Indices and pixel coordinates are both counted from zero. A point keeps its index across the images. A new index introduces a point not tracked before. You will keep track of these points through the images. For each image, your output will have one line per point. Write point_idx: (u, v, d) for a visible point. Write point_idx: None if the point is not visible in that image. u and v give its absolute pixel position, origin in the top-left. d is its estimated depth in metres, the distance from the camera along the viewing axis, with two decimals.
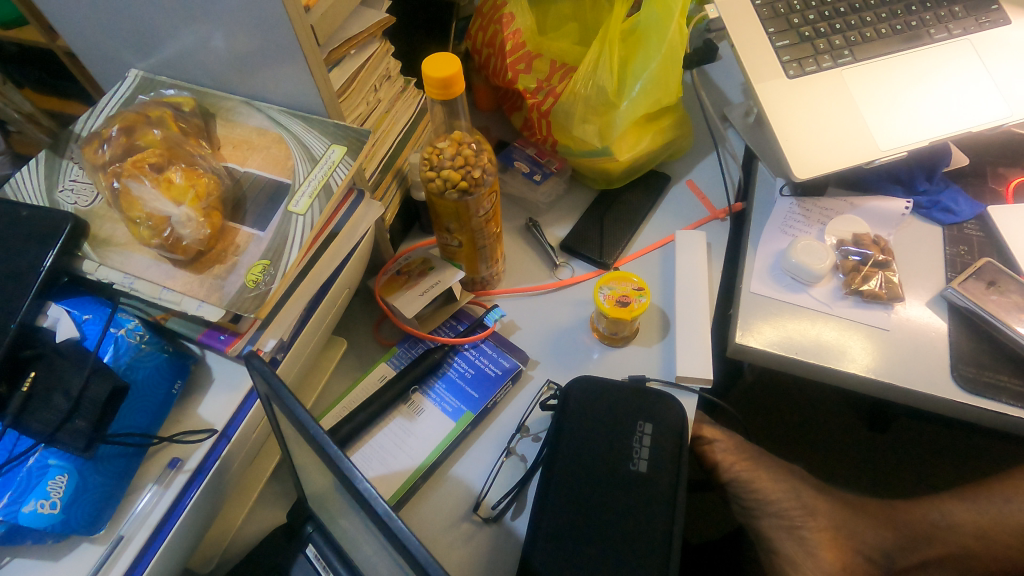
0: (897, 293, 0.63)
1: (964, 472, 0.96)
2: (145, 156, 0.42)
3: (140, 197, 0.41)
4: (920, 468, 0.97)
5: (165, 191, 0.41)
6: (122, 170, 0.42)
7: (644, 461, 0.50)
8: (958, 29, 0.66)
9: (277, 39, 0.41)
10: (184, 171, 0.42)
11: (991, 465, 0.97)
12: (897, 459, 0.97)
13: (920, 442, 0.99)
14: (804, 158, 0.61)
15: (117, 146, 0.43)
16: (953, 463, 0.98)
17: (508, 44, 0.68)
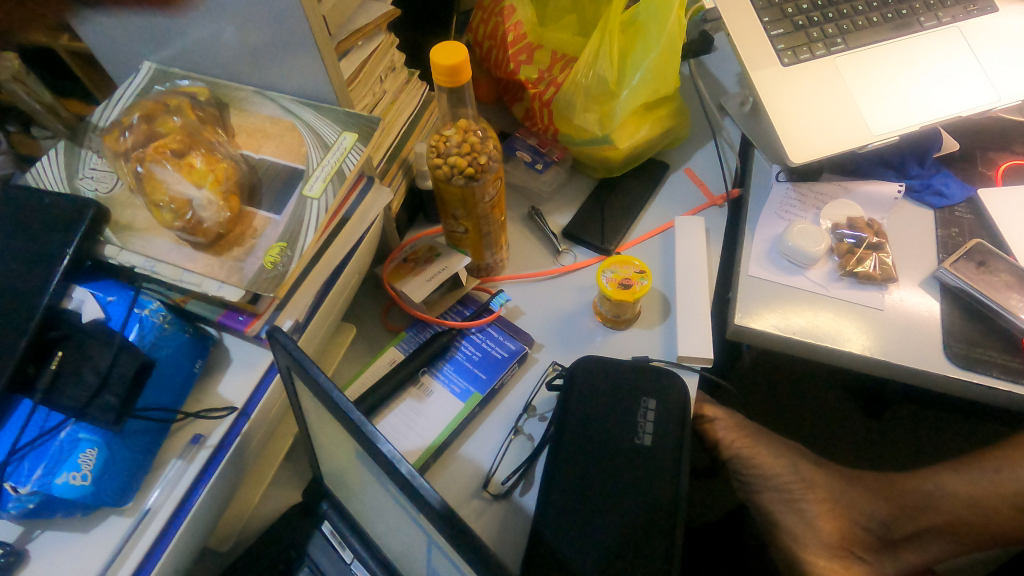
0: (891, 274, 0.65)
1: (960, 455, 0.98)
2: (166, 141, 0.43)
3: (162, 180, 0.42)
4: (917, 448, 0.98)
5: (186, 175, 0.42)
6: (144, 154, 0.43)
7: (648, 434, 0.52)
8: (947, 17, 0.68)
9: (289, 29, 0.43)
10: (205, 156, 0.43)
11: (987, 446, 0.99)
12: (894, 440, 0.99)
13: (918, 424, 1.01)
14: (799, 143, 0.63)
15: (139, 133, 0.44)
16: (950, 444, 0.99)
17: (509, 36, 0.70)
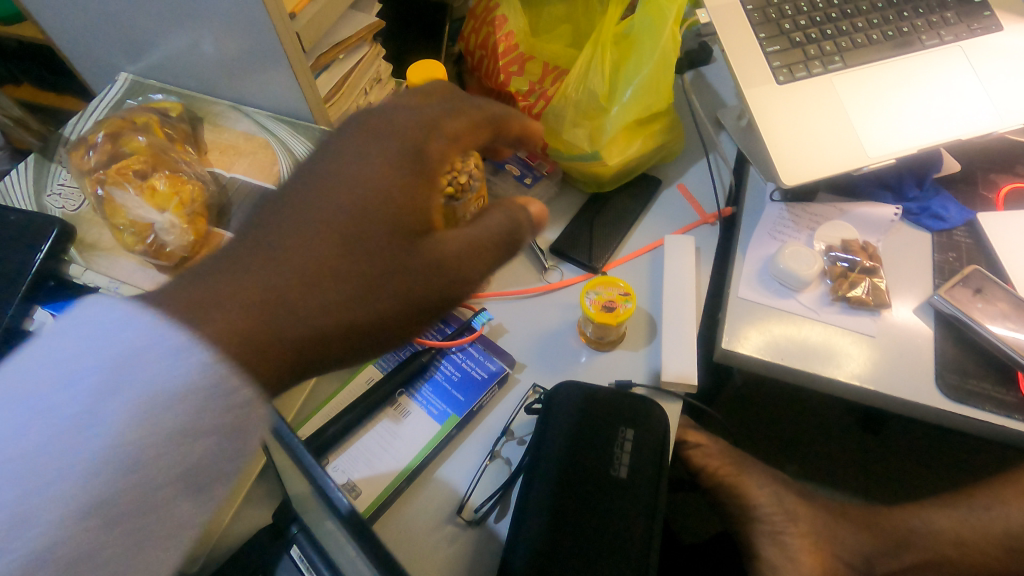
0: (883, 300, 0.63)
1: (952, 479, 0.97)
2: (128, 163, 0.41)
3: (123, 204, 0.40)
4: (909, 470, 0.98)
5: (149, 198, 0.40)
6: (106, 177, 0.40)
7: (624, 466, 0.51)
8: (950, 36, 0.66)
9: (265, 46, 0.42)
10: (168, 178, 0.41)
11: (981, 470, 0.98)
12: (886, 462, 0.98)
13: (910, 445, 1.00)
14: (792, 164, 0.61)
15: (102, 153, 0.42)
16: (942, 467, 0.98)
17: (500, 46, 0.68)
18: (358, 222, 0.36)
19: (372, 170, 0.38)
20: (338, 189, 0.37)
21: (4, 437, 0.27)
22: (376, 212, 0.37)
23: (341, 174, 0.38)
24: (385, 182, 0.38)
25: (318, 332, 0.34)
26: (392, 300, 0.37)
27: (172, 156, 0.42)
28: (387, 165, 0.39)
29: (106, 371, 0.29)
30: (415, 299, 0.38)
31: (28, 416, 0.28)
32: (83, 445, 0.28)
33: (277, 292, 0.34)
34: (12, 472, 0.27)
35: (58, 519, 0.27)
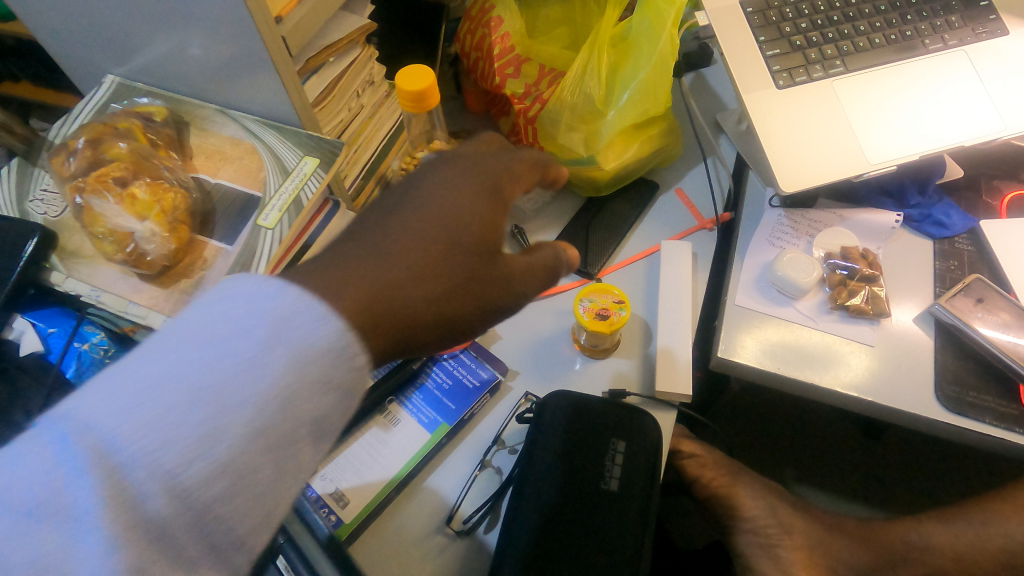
0: (883, 309, 0.62)
1: (952, 487, 0.96)
2: (108, 170, 0.40)
3: (102, 213, 0.39)
4: (907, 478, 0.97)
5: (128, 207, 0.40)
6: (85, 185, 0.40)
7: (615, 479, 0.50)
8: (954, 40, 0.65)
9: (249, 50, 0.41)
10: (149, 186, 0.40)
11: (979, 478, 0.97)
12: (882, 468, 0.98)
13: (908, 452, 0.99)
14: (791, 171, 0.60)
15: (82, 160, 0.42)
16: (941, 474, 0.98)
17: (496, 48, 0.67)
18: (458, 216, 0.36)
19: (472, 175, 0.38)
20: (443, 186, 0.37)
21: (192, 368, 0.27)
22: (469, 219, 0.36)
23: (442, 174, 0.38)
24: (479, 192, 0.37)
25: (414, 316, 0.34)
26: (471, 301, 0.37)
27: (153, 163, 0.42)
28: (481, 180, 0.38)
29: (274, 321, 0.29)
30: (486, 307, 0.38)
31: (207, 353, 0.28)
32: (247, 389, 0.28)
33: (389, 272, 0.33)
34: (196, 399, 0.27)
35: (212, 456, 0.27)
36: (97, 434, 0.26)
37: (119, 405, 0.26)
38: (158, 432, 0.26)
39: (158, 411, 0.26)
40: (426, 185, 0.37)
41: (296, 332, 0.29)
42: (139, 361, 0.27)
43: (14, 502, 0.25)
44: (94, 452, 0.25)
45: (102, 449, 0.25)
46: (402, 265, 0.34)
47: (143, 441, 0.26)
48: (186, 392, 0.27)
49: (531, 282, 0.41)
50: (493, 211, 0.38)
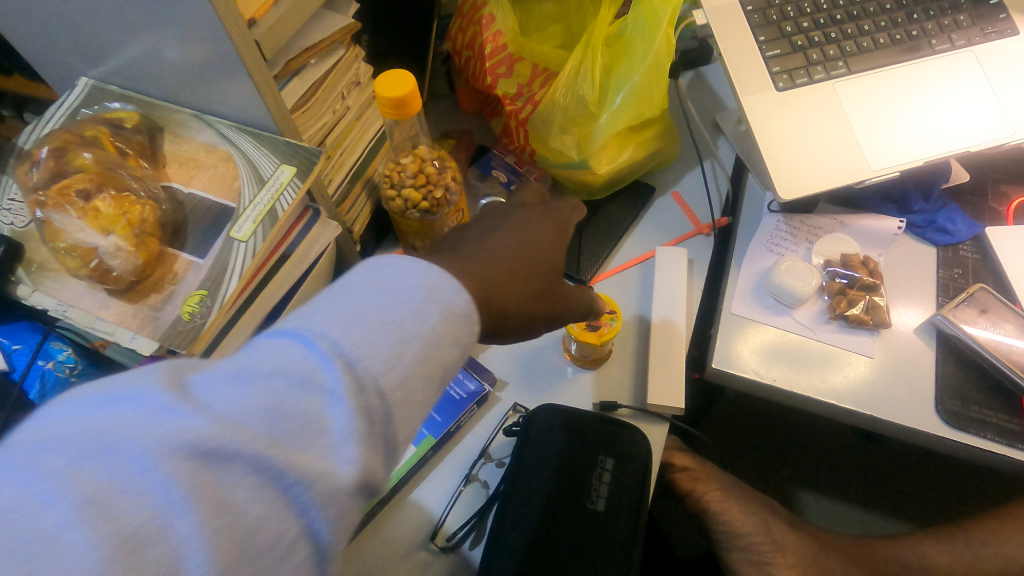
0: (882, 319, 0.61)
1: (951, 496, 0.96)
2: (71, 182, 0.39)
3: (63, 228, 0.38)
4: (904, 485, 0.96)
5: (92, 220, 0.38)
6: (47, 198, 0.39)
7: (602, 498, 0.48)
8: (962, 40, 0.62)
9: (216, 55, 0.39)
10: (113, 198, 0.39)
11: (977, 484, 0.97)
12: (879, 474, 0.97)
13: (905, 458, 0.98)
14: (790, 177, 0.58)
15: (44, 170, 0.40)
16: (939, 480, 0.97)
17: (487, 47, 0.65)
18: (542, 237, 0.41)
19: (556, 211, 0.43)
20: (534, 214, 0.42)
21: (382, 302, 0.30)
22: (545, 244, 0.40)
23: (529, 205, 0.43)
24: (549, 221, 0.42)
25: (504, 309, 0.36)
26: (540, 305, 0.39)
27: (120, 174, 0.40)
28: (551, 213, 0.43)
29: (433, 277, 0.32)
30: (547, 318, 0.41)
31: (385, 296, 0.30)
32: (417, 328, 0.30)
33: (486, 265, 0.37)
34: (387, 326, 0.29)
35: (401, 372, 0.29)
36: (334, 330, 0.28)
37: (337, 316, 0.29)
38: (367, 344, 0.28)
39: (367, 328, 0.29)
40: (518, 209, 0.42)
41: (449, 291, 0.32)
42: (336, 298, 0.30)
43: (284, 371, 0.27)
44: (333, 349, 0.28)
45: (336, 349, 0.28)
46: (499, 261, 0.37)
47: (365, 344, 0.28)
48: (381, 320, 0.29)
49: (579, 309, 0.45)
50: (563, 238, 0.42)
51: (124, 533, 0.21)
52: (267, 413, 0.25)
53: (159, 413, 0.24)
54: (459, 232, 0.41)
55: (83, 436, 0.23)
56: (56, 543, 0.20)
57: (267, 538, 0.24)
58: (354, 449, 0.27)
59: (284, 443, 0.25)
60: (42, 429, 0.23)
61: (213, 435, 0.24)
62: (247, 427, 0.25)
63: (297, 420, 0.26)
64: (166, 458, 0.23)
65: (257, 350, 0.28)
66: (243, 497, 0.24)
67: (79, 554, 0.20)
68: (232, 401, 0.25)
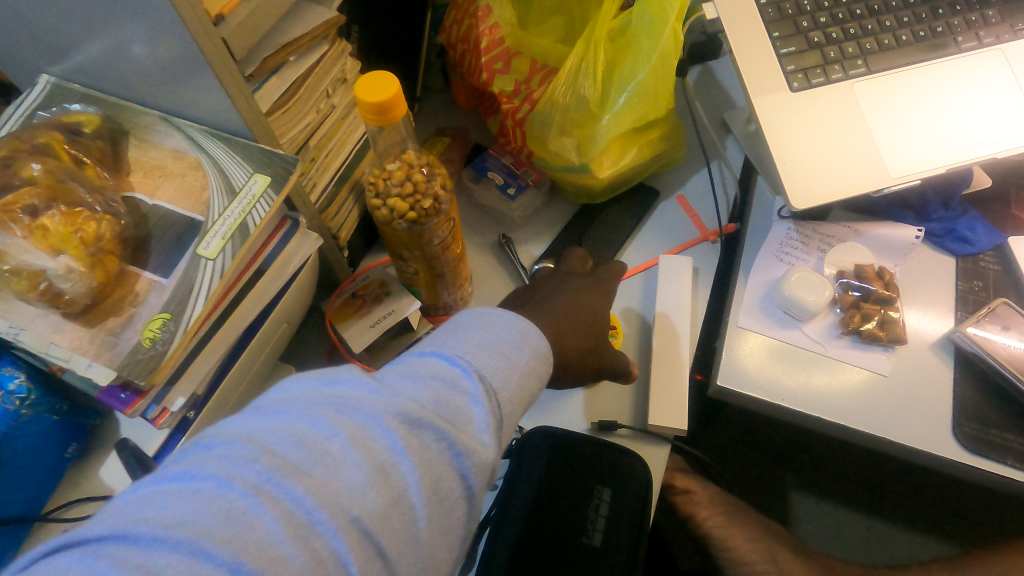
0: (898, 335, 0.57)
1: (951, 505, 0.95)
2: (18, 198, 0.36)
3: (5, 248, 0.35)
4: (904, 495, 0.96)
5: (39, 239, 0.35)
6: None
7: (598, 533, 0.47)
8: (990, 37, 0.58)
9: (178, 54, 0.35)
10: (64, 214, 0.36)
11: (978, 496, 0.95)
12: (880, 484, 0.96)
13: (907, 468, 0.97)
14: (804, 185, 0.54)
15: None
16: (940, 490, 0.96)
17: (483, 41, 0.61)
18: (591, 300, 0.52)
19: (602, 279, 0.54)
20: (585, 282, 0.54)
21: (493, 335, 0.40)
22: (593, 307, 0.51)
23: (580, 273, 0.55)
24: (595, 289, 0.53)
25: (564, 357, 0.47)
26: (591, 356, 0.50)
27: (72, 187, 0.37)
28: (600, 284, 0.54)
29: (523, 324, 0.41)
30: (595, 368, 0.50)
31: (494, 330, 0.40)
32: (518, 357, 0.39)
33: (553, 320, 0.48)
34: (499, 354, 0.39)
35: (510, 389, 0.38)
36: (468, 352, 0.38)
37: (465, 345, 0.38)
38: (489, 364, 0.38)
39: (486, 353, 0.38)
40: (573, 278, 0.54)
41: (538, 337, 0.41)
42: (460, 332, 0.39)
43: (440, 374, 0.36)
44: (470, 364, 0.37)
45: (471, 364, 0.37)
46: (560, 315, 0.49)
47: (488, 365, 0.38)
48: (493, 350, 0.39)
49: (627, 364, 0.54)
50: (606, 301, 0.53)
51: (377, 463, 0.29)
52: (438, 399, 0.34)
53: (376, 391, 0.33)
54: (528, 293, 0.52)
55: (327, 399, 0.32)
56: (337, 461, 0.29)
57: (447, 489, 0.32)
58: (490, 437, 0.35)
59: (452, 422, 0.34)
60: (296, 393, 0.32)
61: (413, 410, 0.32)
62: (428, 407, 0.33)
63: (453, 410, 0.34)
64: (391, 418, 0.31)
65: (416, 361, 0.37)
66: (433, 453, 0.32)
67: (353, 473, 0.29)
68: (413, 390, 0.34)
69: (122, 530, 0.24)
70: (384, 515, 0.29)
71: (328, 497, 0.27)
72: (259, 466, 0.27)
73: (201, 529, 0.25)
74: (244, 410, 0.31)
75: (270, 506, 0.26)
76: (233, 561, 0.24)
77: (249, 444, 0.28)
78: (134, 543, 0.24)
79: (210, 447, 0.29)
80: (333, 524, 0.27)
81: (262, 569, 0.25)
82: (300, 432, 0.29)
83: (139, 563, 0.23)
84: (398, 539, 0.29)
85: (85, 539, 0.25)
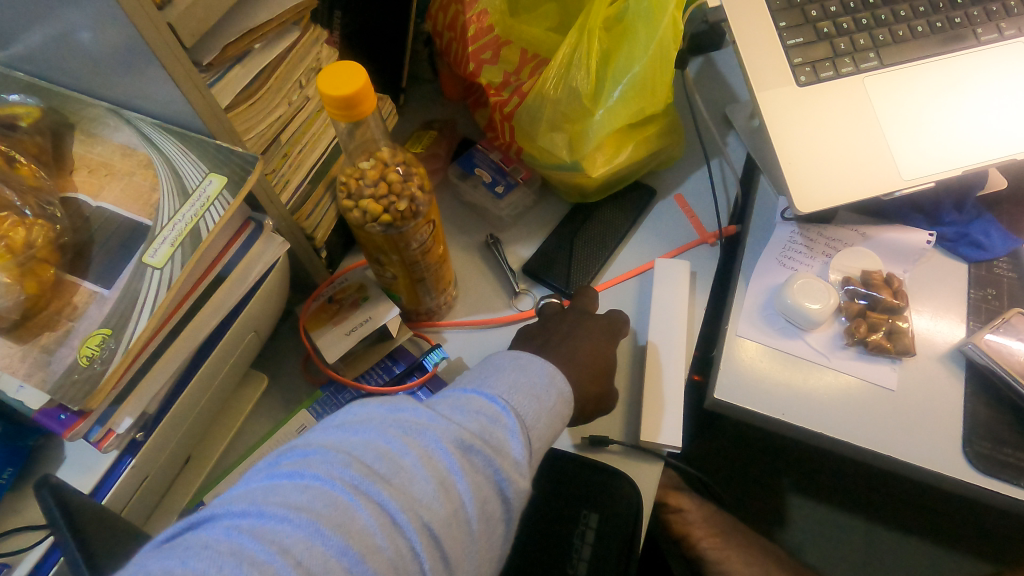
0: (907, 346, 0.54)
1: (951, 514, 0.93)
2: None
3: None
4: (903, 503, 0.94)
5: None
6: None
7: (584, 562, 0.45)
8: (1012, 29, 0.55)
9: (116, 39, 0.31)
10: None
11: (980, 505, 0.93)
12: (879, 492, 0.94)
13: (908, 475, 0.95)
14: (810, 187, 0.51)
15: None
16: (941, 499, 0.94)
17: (470, 29, 0.57)
18: (600, 345, 0.49)
19: (612, 318, 0.52)
20: (595, 324, 0.51)
21: (535, 366, 0.38)
22: (596, 353, 0.49)
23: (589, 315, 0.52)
24: (597, 335, 0.50)
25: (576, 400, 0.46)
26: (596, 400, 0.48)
27: (0, 189, 0.34)
28: (604, 329, 0.51)
29: (553, 368, 0.38)
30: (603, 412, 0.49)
31: (536, 361, 0.38)
32: (553, 392, 0.37)
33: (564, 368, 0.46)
34: (539, 391, 0.36)
35: (541, 431, 0.35)
36: (506, 390, 0.35)
37: (505, 379, 0.36)
38: (531, 398, 0.36)
39: (529, 389, 0.36)
40: (588, 317, 0.51)
41: (566, 382, 0.38)
42: (502, 365, 0.38)
43: (486, 407, 0.34)
44: (513, 396, 0.35)
45: (514, 398, 0.35)
46: (579, 362, 0.47)
47: (524, 402, 0.35)
48: (532, 387, 0.36)
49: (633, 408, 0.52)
50: (608, 346, 0.50)
51: (441, 479, 0.29)
52: (484, 431, 0.33)
53: (437, 415, 0.32)
54: (544, 334, 0.50)
55: (393, 421, 0.31)
56: (409, 475, 0.28)
57: (493, 510, 0.31)
58: (530, 467, 0.34)
59: (500, 449, 0.32)
60: (366, 413, 0.32)
61: (468, 435, 0.31)
62: (479, 433, 0.32)
63: (498, 441, 0.33)
64: (451, 442, 0.31)
65: (460, 394, 0.35)
66: (482, 477, 0.31)
67: (423, 485, 0.28)
68: (464, 418, 0.33)
69: (253, 509, 0.26)
70: (446, 527, 0.28)
71: (409, 502, 0.28)
72: (351, 470, 0.28)
73: (314, 514, 0.26)
74: (324, 425, 0.32)
75: (366, 503, 0.27)
76: (341, 546, 0.25)
77: (339, 450, 0.29)
78: (264, 520, 0.25)
79: (302, 453, 0.29)
80: (413, 527, 0.27)
81: (365, 556, 0.25)
82: (377, 445, 0.29)
83: (269, 538, 0.25)
84: (462, 548, 0.29)
85: (217, 516, 0.26)
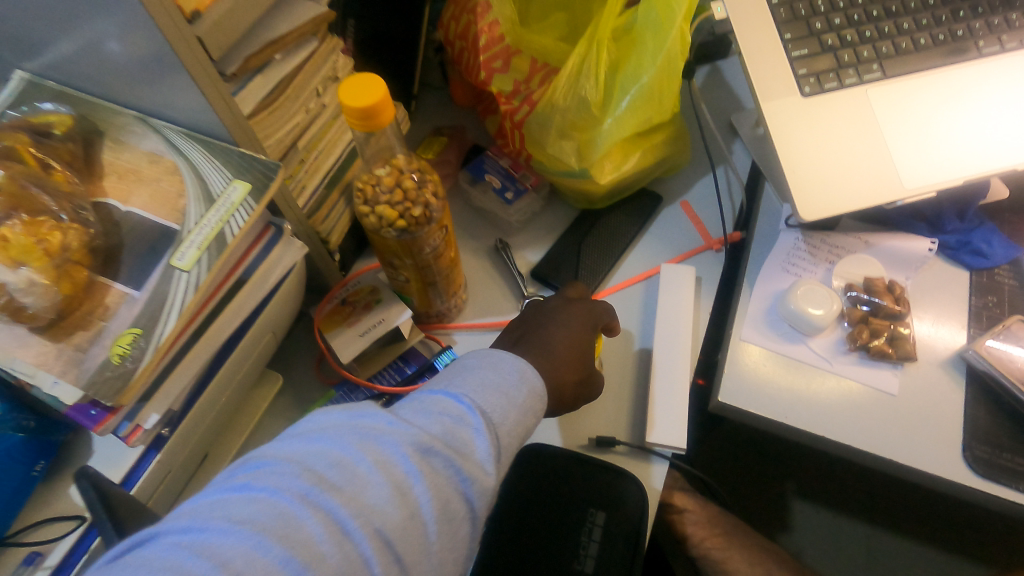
0: (909, 352, 0.55)
1: (955, 520, 0.93)
2: None
3: None
4: (907, 508, 0.94)
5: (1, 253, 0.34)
6: None
7: (590, 559, 0.47)
8: (1014, 41, 0.56)
9: (148, 53, 0.33)
10: (25, 224, 0.34)
11: (983, 511, 0.94)
12: (882, 497, 0.95)
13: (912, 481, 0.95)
14: (813, 196, 0.52)
15: None
16: (945, 505, 0.94)
17: (481, 38, 0.58)
18: (583, 333, 0.50)
19: (593, 304, 0.52)
20: (575, 309, 0.51)
21: (499, 371, 0.39)
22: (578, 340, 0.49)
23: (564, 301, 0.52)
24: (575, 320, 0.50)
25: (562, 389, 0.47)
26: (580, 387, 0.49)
27: (36, 194, 0.36)
28: (582, 314, 0.51)
29: (524, 364, 0.40)
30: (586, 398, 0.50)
31: (506, 364, 0.40)
32: (518, 393, 0.38)
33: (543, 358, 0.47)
34: (503, 393, 0.38)
35: (509, 429, 0.37)
36: (471, 391, 0.37)
37: (471, 383, 0.38)
38: (496, 399, 0.37)
39: (494, 391, 0.37)
40: (568, 303, 0.52)
41: (537, 376, 0.40)
42: (468, 370, 0.39)
43: (450, 409, 0.35)
44: (476, 399, 0.36)
45: (478, 401, 0.36)
46: (560, 353, 0.48)
47: (489, 401, 0.37)
48: (497, 388, 0.38)
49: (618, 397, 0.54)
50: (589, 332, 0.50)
51: (396, 484, 0.30)
52: (447, 433, 0.34)
53: (396, 421, 0.33)
54: (523, 328, 0.51)
55: (351, 429, 0.32)
56: (363, 481, 0.29)
57: (455, 510, 0.32)
58: (495, 467, 0.35)
59: (462, 450, 0.34)
60: (326, 422, 0.33)
61: (427, 439, 0.32)
62: (439, 437, 0.33)
63: (461, 442, 0.34)
64: (409, 446, 0.31)
65: (425, 397, 0.36)
66: (441, 479, 0.32)
67: (377, 489, 0.29)
68: (424, 422, 0.34)
69: (195, 525, 0.26)
70: (400, 531, 0.29)
71: (361, 509, 0.28)
72: (302, 480, 0.28)
73: (260, 527, 0.26)
74: (282, 436, 0.32)
75: (315, 512, 0.27)
76: (286, 555, 0.25)
77: (292, 461, 0.29)
78: (207, 535, 0.26)
79: (257, 465, 0.30)
80: (364, 533, 0.28)
81: (312, 564, 0.26)
82: (332, 454, 0.30)
83: (213, 552, 0.25)
84: (419, 552, 0.29)
85: (160, 533, 0.26)
